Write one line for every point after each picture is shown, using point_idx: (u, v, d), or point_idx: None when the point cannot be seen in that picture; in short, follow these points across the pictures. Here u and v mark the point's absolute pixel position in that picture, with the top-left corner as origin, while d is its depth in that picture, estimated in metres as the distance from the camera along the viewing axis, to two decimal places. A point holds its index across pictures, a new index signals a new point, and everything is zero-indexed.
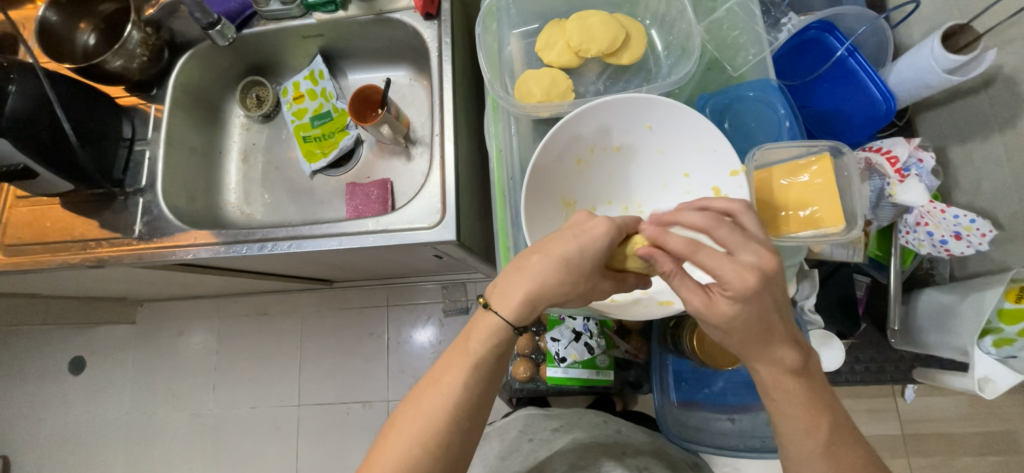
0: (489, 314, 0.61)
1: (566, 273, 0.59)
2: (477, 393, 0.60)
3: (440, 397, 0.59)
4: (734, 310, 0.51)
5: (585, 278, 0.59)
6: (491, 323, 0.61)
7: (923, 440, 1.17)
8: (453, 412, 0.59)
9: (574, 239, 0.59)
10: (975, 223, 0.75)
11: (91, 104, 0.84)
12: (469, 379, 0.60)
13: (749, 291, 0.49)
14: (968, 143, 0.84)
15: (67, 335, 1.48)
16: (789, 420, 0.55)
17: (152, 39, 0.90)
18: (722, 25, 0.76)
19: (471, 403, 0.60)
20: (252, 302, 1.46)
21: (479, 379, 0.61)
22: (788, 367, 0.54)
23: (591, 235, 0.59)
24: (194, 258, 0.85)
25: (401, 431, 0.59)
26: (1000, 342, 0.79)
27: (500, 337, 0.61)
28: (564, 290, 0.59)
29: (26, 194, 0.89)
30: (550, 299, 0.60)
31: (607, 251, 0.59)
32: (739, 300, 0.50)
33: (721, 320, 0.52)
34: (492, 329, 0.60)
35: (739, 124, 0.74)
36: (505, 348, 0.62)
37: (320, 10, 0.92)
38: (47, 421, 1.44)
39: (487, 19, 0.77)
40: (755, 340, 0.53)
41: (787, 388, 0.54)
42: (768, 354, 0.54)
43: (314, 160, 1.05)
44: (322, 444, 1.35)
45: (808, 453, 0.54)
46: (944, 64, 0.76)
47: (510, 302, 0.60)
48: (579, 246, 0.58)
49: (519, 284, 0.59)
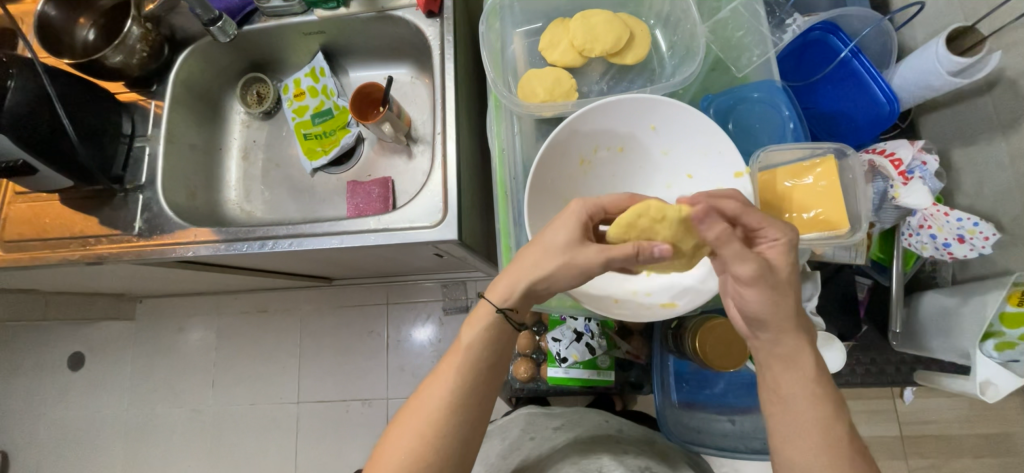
0: (482, 304, 0.63)
1: (539, 252, 0.59)
2: (475, 383, 0.61)
3: (438, 386, 0.61)
4: (787, 255, 0.56)
5: (563, 252, 0.57)
6: (484, 310, 0.62)
7: (922, 442, 1.17)
8: (450, 403, 0.60)
9: (549, 223, 0.60)
10: (978, 226, 0.75)
11: (90, 100, 0.83)
12: (466, 369, 0.61)
13: (795, 235, 0.57)
14: (971, 145, 0.84)
15: (67, 332, 1.48)
16: (815, 403, 0.56)
17: (152, 35, 0.89)
18: (727, 26, 0.75)
19: (469, 394, 0.60)
20: (252, 299, 1.45)
21: (476, 367, 0.61)
22: (814, 344, 0.59)
23: (562, 215, 0.60)
24: (194, 255, 0.85)
25: (404, 423, 0.60)
26: (1002, 346, 0.79)
27: (491, 325, 0.62)
28: (542, 268, 0.58)
29: (25, 190, 0.89)
30: (531, 280, 0.59)
31: (578, 225, 0.59)
32: (788, 246, 0.56)
33: (785, 274, 0.56)
34: (485, 319, 0.62)
35: (742, 125, 0.74)
36: (502, 338, 0.62)
37: (321, 7, 0.91)
38: (45, 418, 1.44)
39: (490, 18, 0.76)
40: (800, 304, 0.58)
41: (816, 366, 0.58)
42: (804, 326, 0.59)
43: (314, 157, 1.04)
44: (321, 442, 1.35)
45: (836, 437, 0.55)
46: (949, 67, 0.75)
47: (500, 292, 0.61)
48: (553, 227, 0.59)
49: (508, 275, 0.60)
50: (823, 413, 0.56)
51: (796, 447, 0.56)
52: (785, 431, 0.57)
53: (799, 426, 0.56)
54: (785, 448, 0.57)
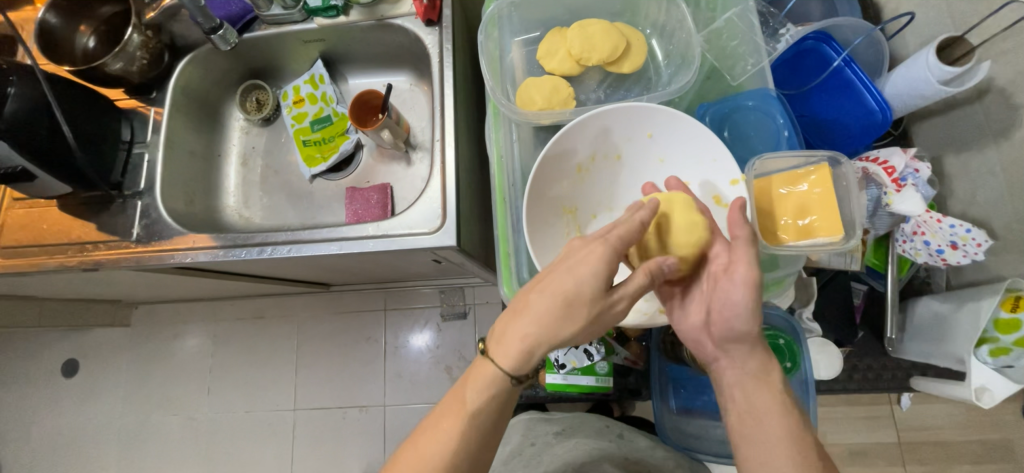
0: (492, 363, 0.57)
1: (559, 309, 0.55)
2: (476, 449, 0.57)
3: (436, 447, 0.56)
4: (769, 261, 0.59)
5: (593, 303, 0.55)
6: (493, 373, 0.57)
7: (920, 449, 1.17)
8: (452, 459, 0.56)
9: (569, 275, 0.55)
10: (970, 233, 0.76)
11: (89, 108, 0.84)
12: (469, 431, 0.57)
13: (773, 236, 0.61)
14: (963, 153, 0.85)
15: (61, 338, 1.47)
16: (779, 413, 0.57)
17: (152, 43, 0.90)
18: (721, 35, 0.77)
19: (470, 459, 0.57)
20: (249, 306, 1.45)
21: (478, 430, 0.57)
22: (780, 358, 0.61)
23: (586, 261, 0.56)
24: (192, 262, 0.85)
25: None
26: (997, 351, 0.80)
27: (499, 389, 0.57)
28: (556, 327, 0.55)
29: (23, 196, 0.89)
30: (548, 341, 0.55)
31: (601, 273, 0.55)
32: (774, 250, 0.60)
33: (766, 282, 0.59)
34: (493, 380, 0.57)
35: (738, 133, 0.75)
36: (506, 399, 0.58)
37: (321, 15, 0.92)
38: (38, 425, 1.42)
39: (489, 27, 0.77)
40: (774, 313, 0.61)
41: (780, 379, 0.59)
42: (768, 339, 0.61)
43: (313, 164, 1.05)
44: (318, 449, 1.34)
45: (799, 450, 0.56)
46: (939, 75, 0.77)
47: (513, 353, 0.56)
48: (575, 279, 0.55)
49: (527, 336, 0.55)
50: (788, 423, 0.57)
51: (754, 455, 0.57)
52: (745, 440, 0.58)
53: (753, 432, 0.58)
54: (743, 449, 0.58)
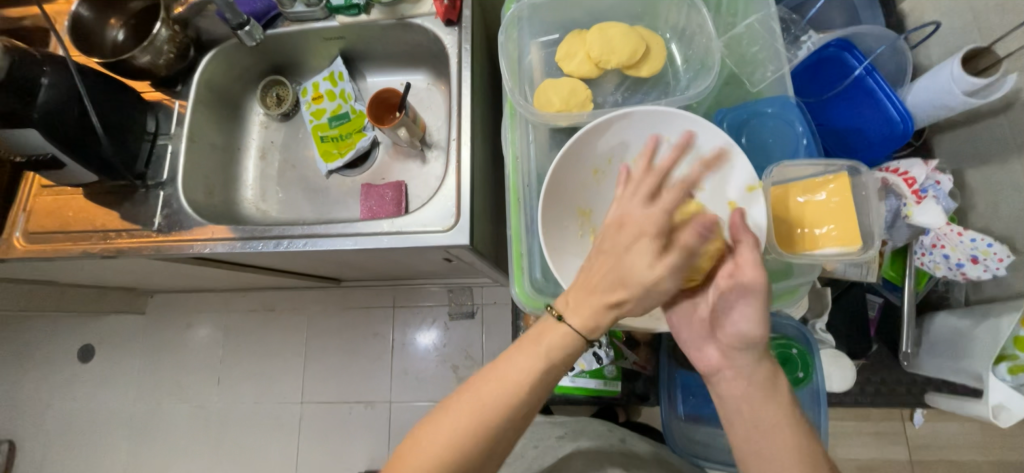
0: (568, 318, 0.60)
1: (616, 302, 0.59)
2: (531, 391, 0.58)
3: (497, 384, 0.58)
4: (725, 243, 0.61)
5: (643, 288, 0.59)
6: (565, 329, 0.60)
7: (933, 467, 1.15)
8: (511, 393, 0.57)
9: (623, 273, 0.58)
10: (992, 247, 0.75)
11: (116, 99, 0.86)
12: (532, 373, 0.58)
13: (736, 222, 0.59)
14: (986, 167, 0.84)
15: (78, 324, 1.50)
16: (785, 427, 0.56)
17: (179, 37, 0.92)
18: (741, 41, 0.77)
19: (525, 399, 0.58)
20: (260, 298, 1.47)
21: (538, 376, 0.59)
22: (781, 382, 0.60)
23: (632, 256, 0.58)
24: (210, 252, 0.86)
25: (447, 411, 0.57)
26: (1016, 369, 0.77)
27: (569, 343, 0.60)
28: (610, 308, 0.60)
29: (50, 183, 0.91)
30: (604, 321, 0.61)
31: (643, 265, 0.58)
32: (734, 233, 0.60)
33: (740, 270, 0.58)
34: (565, 332, 0.60)
35: (756, 140, 0.74)
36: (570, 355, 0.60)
37: (343, 13, 0.93)
38: (53, 409, 1.46)
39: (509, 28, 0.77)
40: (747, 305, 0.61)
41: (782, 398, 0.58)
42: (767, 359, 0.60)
43: (330, 160, 1.06)
44: (324, 443, 1.36)
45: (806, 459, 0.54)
46: (963, 87, 0.76)
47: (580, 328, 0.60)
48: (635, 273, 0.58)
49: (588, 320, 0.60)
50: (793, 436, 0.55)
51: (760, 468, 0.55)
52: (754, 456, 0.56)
53: (762, 451, 0.55)
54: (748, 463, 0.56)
